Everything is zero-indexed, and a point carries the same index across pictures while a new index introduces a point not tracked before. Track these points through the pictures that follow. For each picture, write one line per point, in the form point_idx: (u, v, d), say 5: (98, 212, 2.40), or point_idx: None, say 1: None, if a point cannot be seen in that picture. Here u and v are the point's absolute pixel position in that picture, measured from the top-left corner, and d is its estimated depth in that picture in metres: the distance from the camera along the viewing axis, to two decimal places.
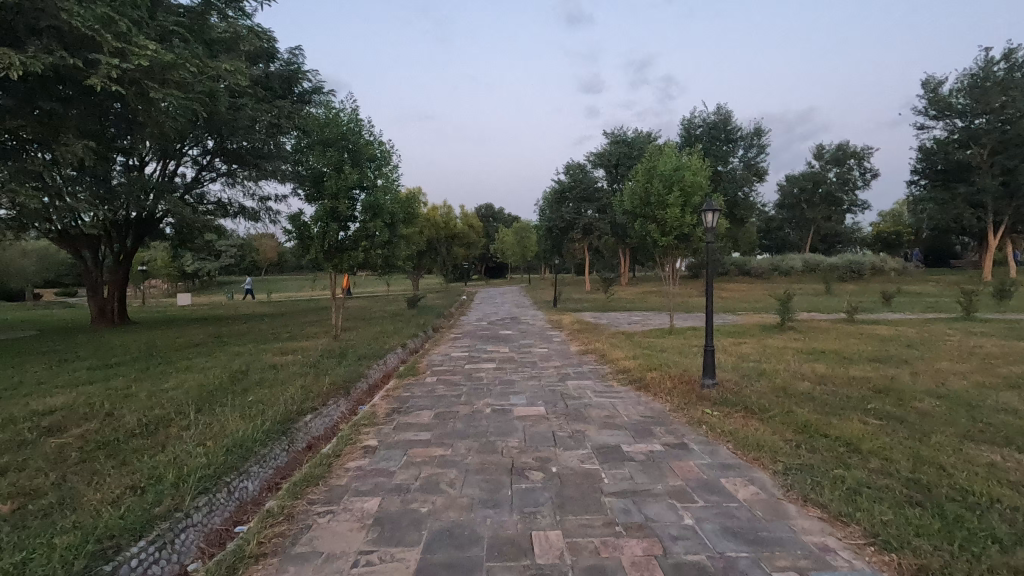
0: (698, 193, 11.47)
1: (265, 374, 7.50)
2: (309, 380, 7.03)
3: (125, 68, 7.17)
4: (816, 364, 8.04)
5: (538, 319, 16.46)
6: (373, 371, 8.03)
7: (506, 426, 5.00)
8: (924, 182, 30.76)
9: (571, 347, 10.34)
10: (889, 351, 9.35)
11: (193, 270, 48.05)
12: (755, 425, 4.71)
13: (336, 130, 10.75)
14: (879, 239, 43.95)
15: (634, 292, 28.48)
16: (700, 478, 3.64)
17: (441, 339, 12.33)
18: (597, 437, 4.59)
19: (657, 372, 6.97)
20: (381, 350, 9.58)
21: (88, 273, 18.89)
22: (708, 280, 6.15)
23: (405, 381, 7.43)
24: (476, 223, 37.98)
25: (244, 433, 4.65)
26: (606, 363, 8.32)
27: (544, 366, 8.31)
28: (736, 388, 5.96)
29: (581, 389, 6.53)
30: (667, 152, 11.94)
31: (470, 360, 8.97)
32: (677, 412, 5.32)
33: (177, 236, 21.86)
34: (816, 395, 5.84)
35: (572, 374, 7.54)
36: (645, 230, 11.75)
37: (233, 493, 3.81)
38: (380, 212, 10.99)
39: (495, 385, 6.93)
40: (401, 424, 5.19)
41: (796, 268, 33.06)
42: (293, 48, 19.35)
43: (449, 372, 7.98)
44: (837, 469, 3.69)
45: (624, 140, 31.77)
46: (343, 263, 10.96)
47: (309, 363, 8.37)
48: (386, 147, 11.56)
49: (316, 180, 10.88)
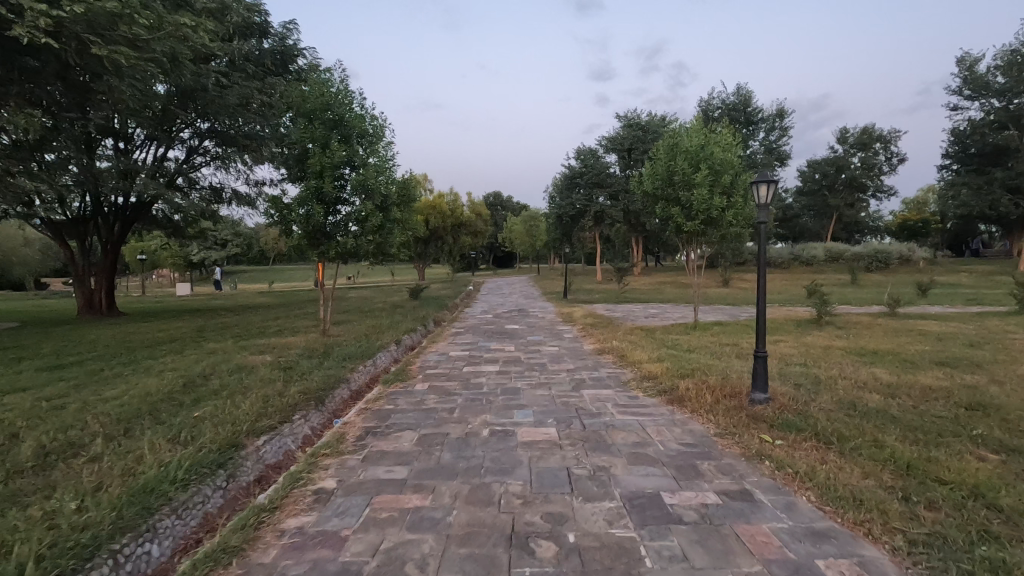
0: (729, 171, 10.18)
1: (228, 379, 6.41)
2: (276, 387, 5.95)
3: (57, 17, 6.11)
4: (876, 369, 6.80)
5: (548, 313, 15.26)
6: (356, 376, 6.95)
7: (506, 460, 3.83)
8: (957, 167, 29.15)
9: (584, 345, 9.19)
10: (954, 352, 8.10)
11: (198, 260, 47.34)
12: (836, 463, 3.54)
13: (321, 100, 9.55)
14: (903, 228, 42.14)
15: (648, 283, 27.21)
16: (788, 560, 2.48)
17: (441, 335, 11.24)
18: (628, 480, 3.42)
19: (690, 381, 5.80)
20: (371, 349, 8.51)
21: (74, 263, 17.95)
22: (761, 270, 4.95)
23: (390, 388, 6.30)
24: (484, 211, 36.69)
25: (165, 468, 3.56)
26: (626, 366, 7.15)
27: (555, 369, 7.14)
28: (795, 404, 4.77)
29: (599, 403, 5.36)
30: (693, 126, 10.67)
31: (470, 362, 7.82)
32: (725, 439, 4.15)
33: (170, 223, 20.89)
34: (896, 414, 4.65)
35: (588, 381, 6.38)
36: (668, 214, 10.51)
37: (121, 567, 2.70)
38: (373, 193, 9.84)
39: (497, 395, 5.77)
40: (373, 453, 4.05)
41: (818, 257, 31.50)
42: (287, 23, 18.13)
43: (444, 376, 6.83)
44: (988, 549, 2.52)
45: (639, 123, 30.27)
46: (330, 250, 9.84)
47: (286, 365, 7.33)
48: (379, 122, 10.38)
49: (300, 158, 9.73)
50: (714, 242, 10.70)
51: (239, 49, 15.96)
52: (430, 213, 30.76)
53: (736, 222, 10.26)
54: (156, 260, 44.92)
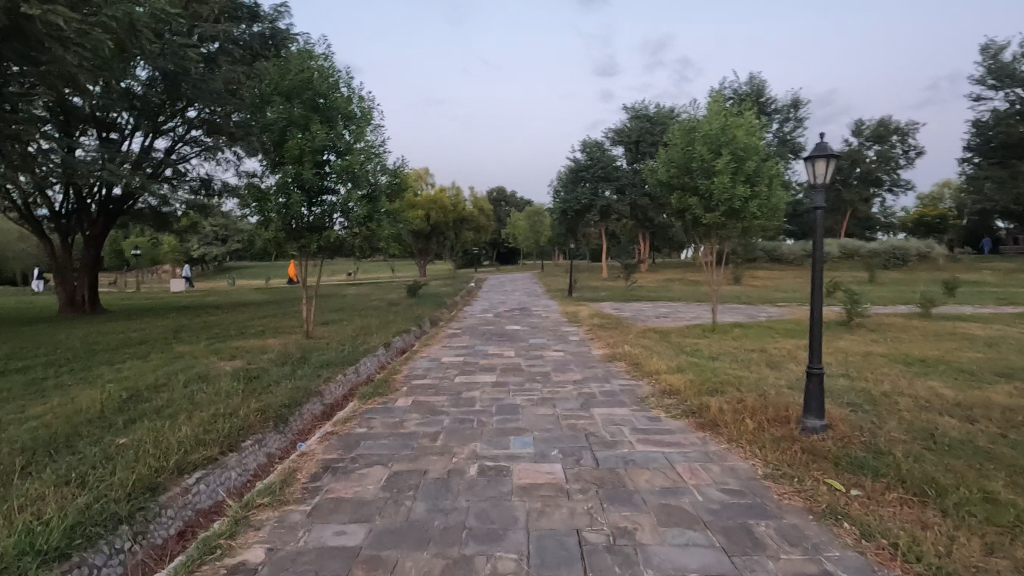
0: (753, 157, 9.19)
1: (178, 393, 5.50)
2: (231, 403, 5.06)
3: None
4: (934, 383, 5.83)
5: (552, 312, 14.33)
6: (329, 389, 6.04)
7: (498, 515, 2.92)
8: (979, 160, 28.07)
9: (593, 350, 8.27)
10: (1013, 360, 7.10)
11: (197, 255, 46.61)
12: (945, 530, 2.61)
13: (300, 76, 8.59)
14: (920, 224, 40.89)
15: (655, 280, 26.20)
16: None
17: (435, 337, 10.32)
18: (661, 555, 2.49)
19: (721, 400, 4.86)
20: (354, 354, 7.64)
21: (55, 258, 17.11)
22: (817, 266, 3.99)
23: (366, 404, 5.39)
24: (487, 206, 35.69)
25: (36, 533, 2.65)
26: (642, 377, 6.20)
27: (560, 380, 6.21)
28: (859, 435, 3.83)
29: (614, 428, 4.43)
30: (712, 107, 9.66)
31: (463, 371, 6.88)
32: (780, 484, 3.23)
33: (157, 216, 20.04)
34: (986, 447, 3.71)
35: (598, 397, 5.43)
36: (684, 205, 9.58)
37: None
38: (359, 181, 8.93)
39: (490, 416, 4.84)
40: (327, 502, 3.14)
41: (833, 254, 30.42)
42: (278, 5, 17.17)
43: (432, 389, 5.91)
44: None
45: (646, 115, 29.25)
46: (312, 244, 8.91)
47: (252, 374, 6.43)
48: (368, 103, 9.44)
49: (277, 140, 8.76)
50: (736, 236, 9.73)
51: (225, 30, 15.08)
52: (430, 207, 29.79)
53: (761, 214, 9.29)
54: (154, 255, 44.27)
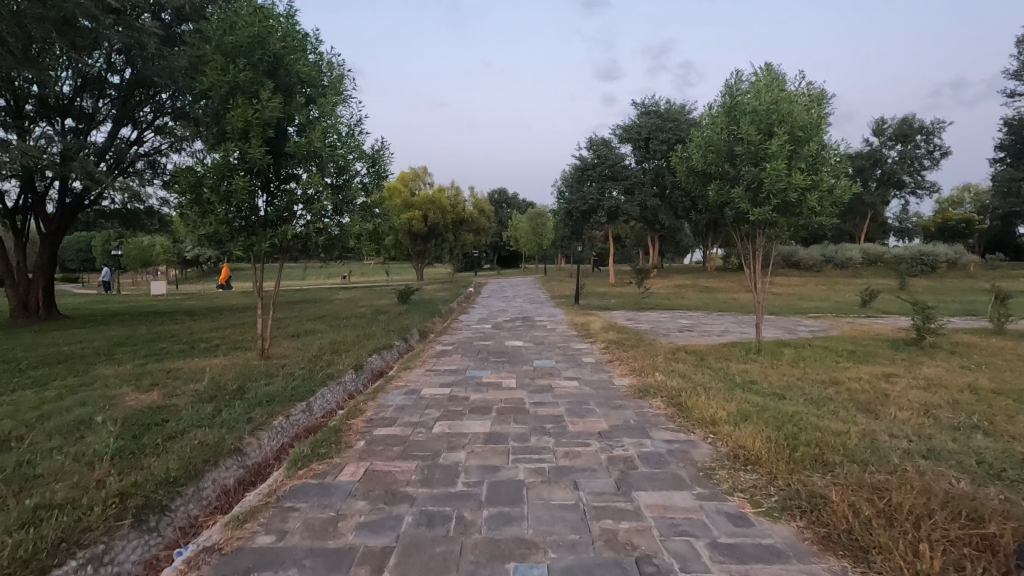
0: (813, 138, 7.48)
1: (21, 456, 3.73)
2: (83, 481, 3.29)
3: None
4: None
5: (559, 322, 12.56)
6: (257, 443, 4.28)
7: None
8: (1014, 159, 26.38)
9: (616, 379, 6.47)
10: None
11: (190, 258, 45.01)
12: None
13: (248, 31, 6.81)
14: (942, 227, 39.01)
15: (668, 287, 24.48)
16: None
17: (417, 356, 8.52)
18: None
19: (839, 485, 3.10)
20: (309, 384, 5.90)
21: (4, 258, 15.37)
22: None
23: (294, 476, 3.61)
24: (488, 207, 33.98)
25: None
26: (694, 431, 4.41)
27: (581, 433, 4.42)
28: None
29: (682, 543, 2.67)
30: (762, 76, 7.88)
31: (446, 414, 5.07)
32: None
33: (125, 216, 18.24)
34: None
35: (640, 470, 3.62)
36: (725, 197, 7.83)
37: None
38: (324, 162, 7.16)
39: (477, 509, 3.08)
40: None
41: (855, 260, 28.64)
42: None
43: (397, 448, 4.12)
44: None
45: (657, 111, 27.42)
46: (263, 243, 7.10)
47: (155, 419, 4.64)
48: (340, 70, 7.72)
49: (220, 113, 7.02)
50: (787, 238, 8.04)
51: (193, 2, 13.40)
52: (427, 207, 28.18)
53: (822, 207, 7.57)
54: (145, 257, 42.65)
